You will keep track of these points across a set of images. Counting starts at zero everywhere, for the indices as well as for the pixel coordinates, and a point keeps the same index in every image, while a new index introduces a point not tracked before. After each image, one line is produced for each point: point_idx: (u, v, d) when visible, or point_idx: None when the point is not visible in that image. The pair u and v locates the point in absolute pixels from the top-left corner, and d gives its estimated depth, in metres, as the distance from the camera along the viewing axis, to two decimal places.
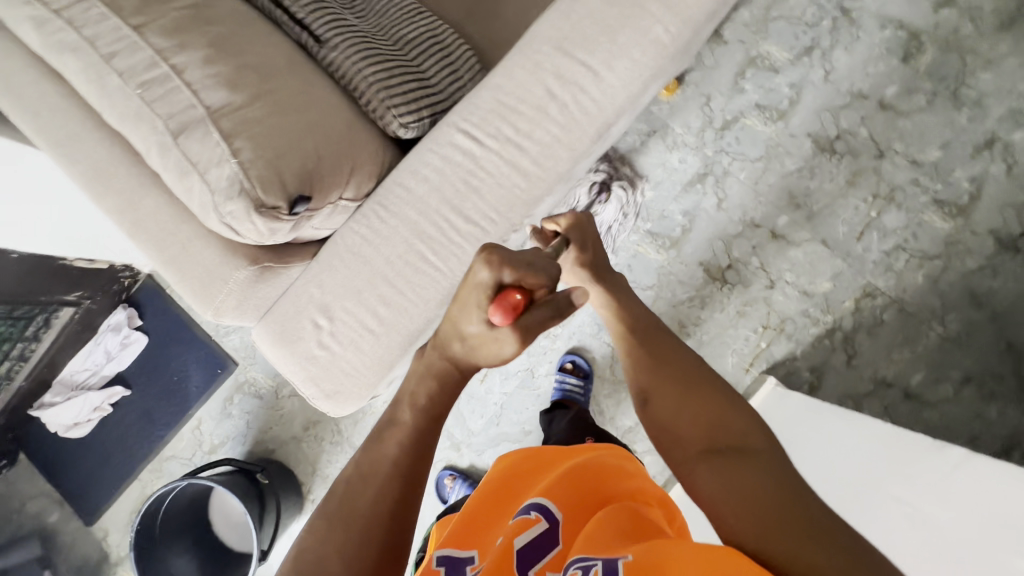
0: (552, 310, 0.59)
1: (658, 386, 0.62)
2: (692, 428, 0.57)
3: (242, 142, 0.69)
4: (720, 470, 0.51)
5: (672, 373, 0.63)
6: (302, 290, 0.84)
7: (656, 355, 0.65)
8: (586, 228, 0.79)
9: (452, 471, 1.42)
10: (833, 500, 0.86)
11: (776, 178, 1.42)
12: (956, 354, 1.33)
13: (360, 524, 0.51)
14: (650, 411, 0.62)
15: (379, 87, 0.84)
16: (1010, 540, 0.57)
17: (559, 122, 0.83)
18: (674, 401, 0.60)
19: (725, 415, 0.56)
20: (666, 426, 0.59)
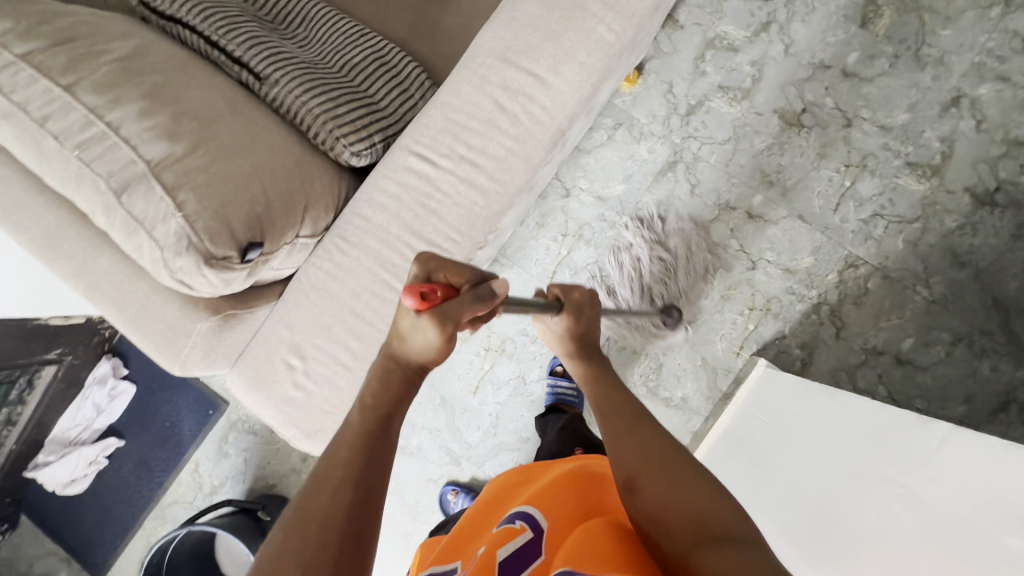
0: (472, 297, 0.53)
1: (646, 473, 0.57)
2: (682, 514, 0.53)
3: (186, 195, 0.67)
4: (720, 563, 0.47)
5: (658, 455, 0.59)
6: (271, 332, 0.83)
7: (641, 436, 0.62)
8: (582, 306, 0.75)
9: (455, 486, 1.41)
10: (825, 487, 0.84)
11: (747, 158, 1.41)
12: (944, 315, 1.32)
13: (315, 530, 0.46)
14: (637, 500, 0.56)
15: (325, 117, 0.82)
16: (996, 514, 0.56)
17: (512, 134, 0.81)
18: (663, 488, 0.56)
19: (716, 505, 0.53)
20: (656, 514, 0.54)
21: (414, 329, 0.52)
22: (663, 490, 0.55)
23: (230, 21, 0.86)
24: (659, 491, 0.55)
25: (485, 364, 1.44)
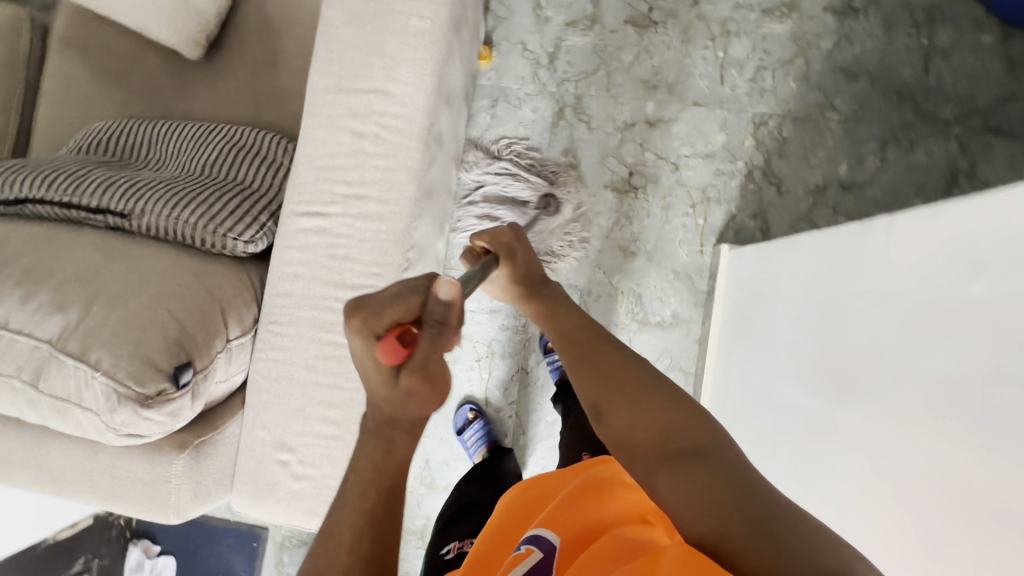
0: (437, 327, 0.53)
1: (610, 400, 0.62)
2: (648, 434, 0.57)
3: (98, 353, 0.66)
4: (682, 477, 0.51)
5: (618, 382, 0.63)
6: (250, 441, 0.81)
7: (602, 367, 0.66)
8: (513, 243, 0.80)
9: (474, 405, 1.40)
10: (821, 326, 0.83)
11: (623, 74, 1.42)
12: (862, 127, 1.35)
13: None
14: (606, 425, 0.61)
15: (203, 220, 0.81)
16: (953, 272, 0.58)
17: (381, 152, 0.81)
18: (627, 411, 0.60)
19: (678, 420, 0.57)
20: (622, 436, 0.59)
21: (415, 387, 0.51)
22: (628, 414, 0.60)
23: (72, 178, 0.84)
24: (626, 418, 0.59)
25: (483, 374, 1.42)
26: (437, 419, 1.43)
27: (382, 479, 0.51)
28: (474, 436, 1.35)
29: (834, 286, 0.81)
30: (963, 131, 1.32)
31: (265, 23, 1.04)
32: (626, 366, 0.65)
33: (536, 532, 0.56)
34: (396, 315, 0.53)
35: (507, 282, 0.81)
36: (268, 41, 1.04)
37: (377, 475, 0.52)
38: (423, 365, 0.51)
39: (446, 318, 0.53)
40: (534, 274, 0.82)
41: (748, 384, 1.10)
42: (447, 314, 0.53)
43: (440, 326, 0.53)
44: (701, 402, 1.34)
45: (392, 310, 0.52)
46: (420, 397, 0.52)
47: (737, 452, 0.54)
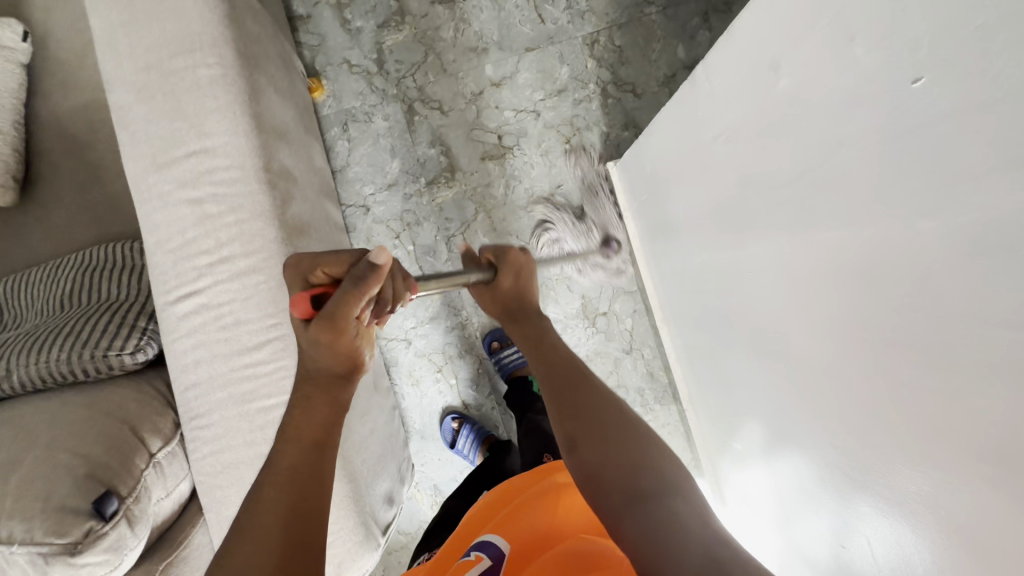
0: (349, 283, 0.58)
1: (584, 433, 0.65)
2: (618, 466, 0.60)
3: (6, 525, 0.60)
4: (635, 513, 0.54)
5: (589, 414, 0.67)
6: (223, 542, 0.76)
7: (574, 398, 0.70)
8: (523, 265, 0.86)
9: (456, 413, 1.38)
10: (717, 229, 0.86)
11: (452, 50, 1.43)
12: (681, 10, 1.43)
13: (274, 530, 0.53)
14: (574, 455, 0.64)
15: (76, 351, 0.76)
16: (764, 76, 0.60)
17: (227, 209, 0.78)
18: (598, 445, 0.63)
19: (648, 459, 0.60)
20: (586, 467, 0.62)
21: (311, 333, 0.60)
22: (594, 443, 0.63)
23: None
24: (598, 449, 0.62)
25: (450, 380, 1.40)
26: (427, 443, 1.40)
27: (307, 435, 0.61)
28: (465, 439, 1.33)
29: (693, 145, 0.84)
30: None
31: (71, 141, 1.00)
32: (600, 400, 0.69)
33: (487, 540, 0.66)
34: (330, 268, 0.62)
35: (499, 291, 0.86)
36: (82, 157, 1.00)
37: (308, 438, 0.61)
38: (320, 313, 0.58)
39: (360, 278, 0.58)
40: (523, 301, 0.86)
41: (677, 267, 1.13)
42: (365, 275, 0.58)
43: (355, 283, 0.57)
44: (655, 310, 1.36)
45: (320, 262, 0.62)
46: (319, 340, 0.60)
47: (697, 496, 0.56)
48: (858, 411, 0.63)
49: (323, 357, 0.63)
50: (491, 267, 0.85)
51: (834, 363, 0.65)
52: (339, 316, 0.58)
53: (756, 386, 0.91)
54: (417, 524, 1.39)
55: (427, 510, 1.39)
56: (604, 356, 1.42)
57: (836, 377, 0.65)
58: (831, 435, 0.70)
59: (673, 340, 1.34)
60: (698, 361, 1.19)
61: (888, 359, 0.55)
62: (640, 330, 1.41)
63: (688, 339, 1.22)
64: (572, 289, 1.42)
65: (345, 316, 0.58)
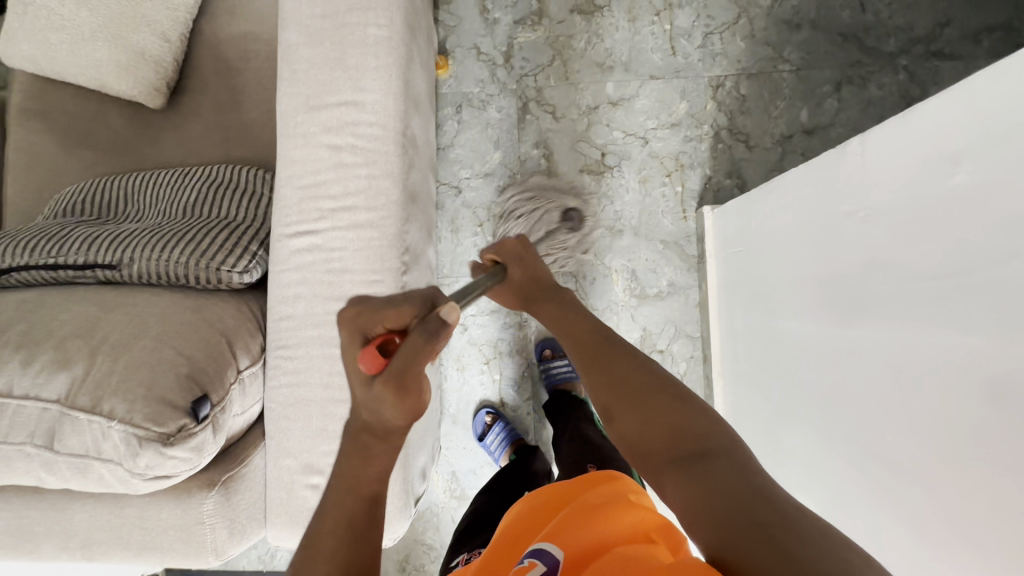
0: (420, 335, 0.52)
1: (618, 401, 0.63)
2: (658, 433, 0.59)
3: (109, 401, 0.64)
4: (692, 482, 0.52)
5: (622, 381, 0.65)
6: (277, 469, 0.79)
7: (603, 366, 0.68)
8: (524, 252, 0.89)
9: (491, 408, 1.39)
10: (821, 300, 0.85)
11: (578, 60, 1.45)
12: (813, 74, 1.42)
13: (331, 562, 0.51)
14: (616, 424, 0.63)
15: (195, 258, 0.81)
16: (938, 165, 0.59)
17: (361, 161, 0.82)
18: (636, 410, 0.61)
19: (683, 417, 0.59)
20: (633, 440, 0.61)
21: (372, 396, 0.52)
22: (635, 412, 0.62)
23: (55, 241, 0.84)
24: (633, 419, 0.61)
25: (494, 375, 1.42)
26: (457, 428, 1.42)
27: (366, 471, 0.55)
28: (495, 435, 1.35)
29: (821, 213, 0.83)
30: (909, 60, 1.39)
31: (224, 64, 1.06)
32: (630, 363, 0.67)
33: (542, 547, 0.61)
34: (389, 322, 0.57)
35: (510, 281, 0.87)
36: (230, 81, 1.06)
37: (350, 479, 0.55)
38: (385, 368, 0.51)
39: (432, 334, 0.52)
40: (539, 279, 0.87)
41: (754, 326, 1.12)
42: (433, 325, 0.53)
43: (424, 335, 0.52)
44: (713, 361, 1.35)
45: (384, 314, 0.58)
46: (382, 401, 0.52)
47: (739, 452, 0.55)
48: (942, 520, 0.61)
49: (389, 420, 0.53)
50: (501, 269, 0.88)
51: (928, 467, 0.63)
52: (402, 377, 0.50)
53: (814, 467, 0.89)
54: (426, 504, 1.41)
55: (440, 494, 1.41)
56: None
57: (926, 484, 0.63)
58: (895, 534, 0.69)
59: (723, 395, 1.32)
60: (748, 424, 1.18)
61: (1001, 483, 0.53)
62: (692, 376, 1.40)
63: (742, 399, 1.21)
64: (635, 319, 1.41)
65: (415, 372, 0.51)
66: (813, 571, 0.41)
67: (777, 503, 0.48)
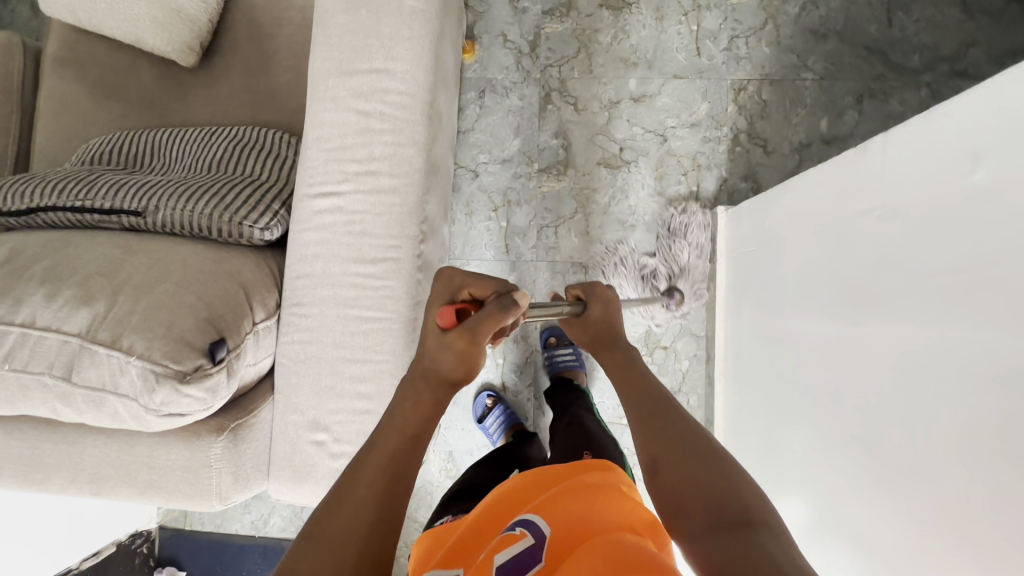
0: (497, 306, 0.62)
1: (670, 458, 0.63)
2: (706, 498, 0.59)
3: (129, 337, 0.66)
4: (733, 548, 0.52)
5: (679, 441, 0.65)
6: (284, 423, 0.81)
7: (661, 422, 0.68)
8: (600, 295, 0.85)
9: (493, 391, 1.40)
10: (830, 297, 0.86)
11: (603, 55, 1.46)
12: (836, 85, 1.42)
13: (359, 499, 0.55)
14: (663, 480, 0.62)
15: (219, 211, 0.83)
16: (959, 164, 0.60)
17: (388, 128, 0.83)
18: (687, 471, 0.61)
19: (735, 491, 0.59)
20: (675, 498, 0.60)
21: (442, 343, 0.62)
22: (684, 471, 0.62)
23: (83, 185, 0.86)
24: (682, 478, 0.61)
25: (498, 359, 1.43)
26: (457, 409, 1.43)
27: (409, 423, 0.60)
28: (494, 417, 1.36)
29: (837, 212, 0.84)
30: (932, 78, 1.40)
31: (257, 28, 1.07)
32: (689, 428, 0.67)
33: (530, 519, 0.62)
34: (474, 292, 0.67)
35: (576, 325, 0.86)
36: (261, 45, 1.07)
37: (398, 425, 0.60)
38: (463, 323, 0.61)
39: (508, 309, 0.62)
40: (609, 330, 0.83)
41: (760, 326, 1.13)
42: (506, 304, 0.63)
43: (499, 308, 0.62)
44: (716, 360, 1.36)
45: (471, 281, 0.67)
46: (451, 350, 0.62)
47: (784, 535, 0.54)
48: (938, 512, 0.62)
49: (443, 367, 0.63)
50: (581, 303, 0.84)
51: (928, 461, 0.64)
52: (475, 333, 0.61)
53: (812, 464, 0.90)
54: (421, 481, 1.42)
55: (436, 473, 1.42)
56: None
57: (925, 478, 0.64)
58: (892, 527, 0.70)
59: (724, 394, 1.33)
60: (747, 424, 1.19)
61: (1002, 475, 0.54)
62: (694, 375, 1.41)
63: (743, 399, 1.22)
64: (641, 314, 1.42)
65: (482, 333, 0.61)
66: None
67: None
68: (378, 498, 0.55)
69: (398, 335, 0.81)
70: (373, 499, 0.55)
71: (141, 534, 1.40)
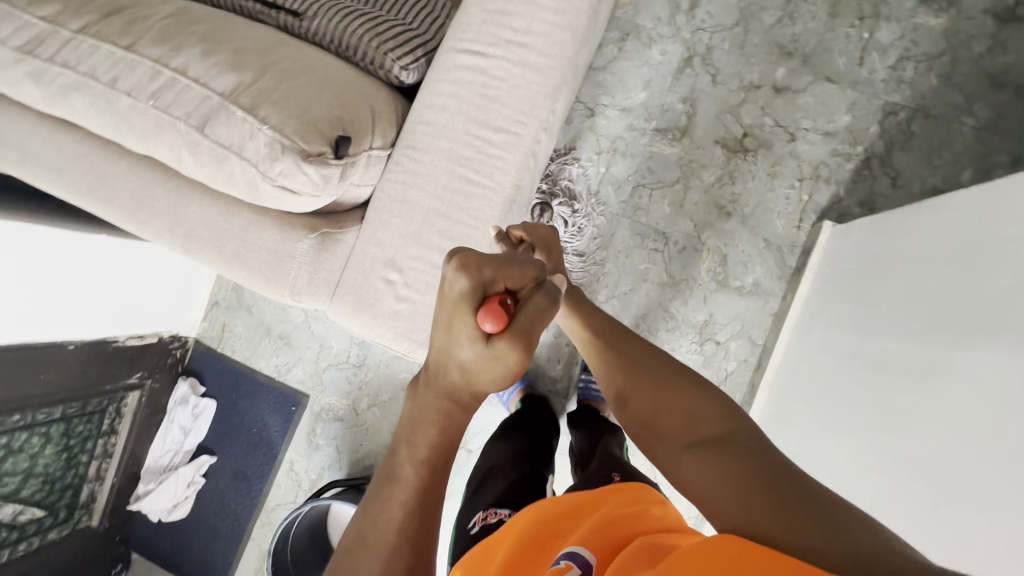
0: (546, 301, 0.58)
1: (633, 387, 0.67)
2: (675, 419, 0.61)
3: (266, 109, 0.69)
4: (709, 456, 0.55)
5: (640, 371, 0.68)
6: (363, 253, 0.82)
7: (623, 359, 0.72)
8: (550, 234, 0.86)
9: None
10: (935, 321, 0.81)
11: (760, 35, 1.40)
12: (995, 139, 1.31)
13: (389, 548, 0.53)
14: (632, 409, 0.67)
15: (370, 37, 0.85)
16: None
17: (553, 7, 0.80)
18: (650, 395, 0.65)
19: (699, 400, 0.61)
20: (647, 420, 0.64)
21: (496, 353, 0.53)
22: (649, 399, 0.65)
23: None
24: (646, 402, 0.65)
25: None
26: None
27: (432, 455, 0.55)
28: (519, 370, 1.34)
29: (981, 236, 0.78)
30: None
31: None
32: (647, 354, 0.71)
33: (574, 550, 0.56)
34: (509, 282, 0.57)
35: None
36: None
37: (428, 453, 0.55)
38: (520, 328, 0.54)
39: (551, 301, 0.58)
40: None
41: (834, 343, 1.08)
42: (544, 300, 0.58)
43: (549, 303, 0.58)
44: (767, 371, 1.31)
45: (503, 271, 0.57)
46: (498, 359, 0.54)
47: (753, 433, 0.56)
48: (991, 541, 0.58)
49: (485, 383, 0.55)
50: None
51: (995, 487, 0.60)
52: (532, 332, 0.55)
53: (848, 483, 0.87)
54: None
55: None
56: None
57: (990, 506, 0.60)
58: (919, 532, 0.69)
59: (763, 405, 1.29)
60: (782, 435, 1.15)
61: None
62: (737, 379, 1.37)
63: (785, 411, 1.17)
64: (705, 302, 1.38)
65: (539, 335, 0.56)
66: (841, 533, 0.43)
67: (801, 480, 0.49)
68: (409, 542, 0.53)
69: (497, 207, 0.81)
70: (402, 540, 0.53)
71: (180, 338, 1.50)
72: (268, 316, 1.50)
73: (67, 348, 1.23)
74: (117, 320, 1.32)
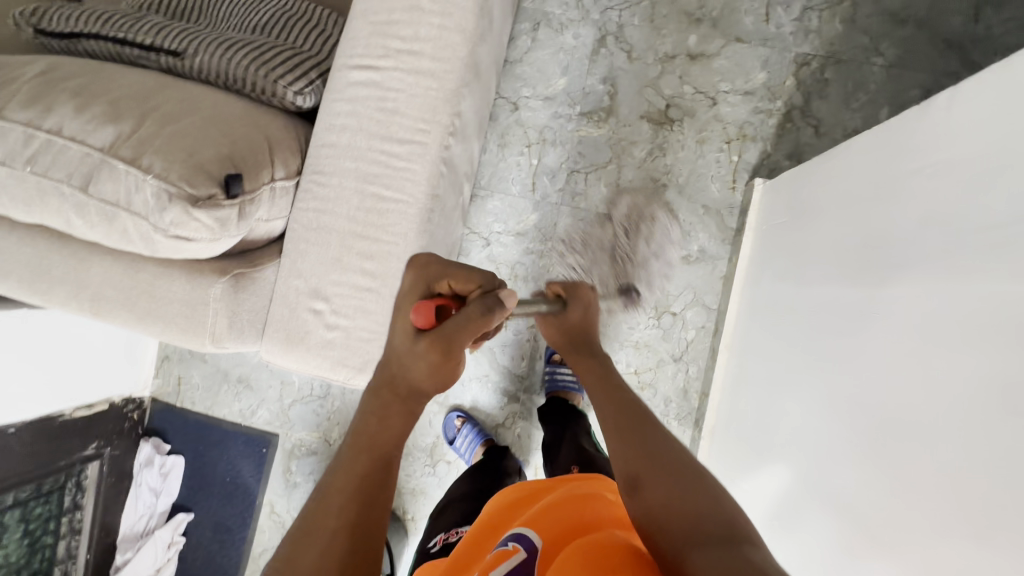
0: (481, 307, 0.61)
1: (645, 471, 0.61)
2: (685, 515, 0.55)
3: (149, 157, 0.66)
4: (721, 564, 0.48)
5: (659, 457, 0.62)
6: (285, 287, 0.81)
7: (639, 440, 0.65)
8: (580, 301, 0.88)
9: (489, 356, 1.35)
10: (859, 264, 0.83)
11: (667, 6, 1.41)
12: (905, 75, 1.35)
13: (329, 527, 0.54)
14: (637, 496, 0.59)
15: (256, 65, 0.82)
16: None
17: (437, 10, 0.79)
18: (663, 482, 0.59)
19: (717, 506, 0.55)
20: (653, 511, 0.57)
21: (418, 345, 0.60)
22: (661, 487, 0.58)
23: (128, 19, 0.86)
24: (656, 490, 0.58)
25: None
26: None
27: (375, 444, 0.60)
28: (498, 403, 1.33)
29: (889, 175, 0.79)
30: None
31: None
32: (667, 443, 0.64)
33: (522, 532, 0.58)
34: (454, 284, 0.65)
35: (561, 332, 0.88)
36: None
37: (369, 440, 0.60)
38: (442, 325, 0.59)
39: (490, 307, 0.61)
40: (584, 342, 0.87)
41: (777, 297, 1.10)
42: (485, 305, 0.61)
43: (482, 309, 0.60)
44: (724, 334, 1.34)
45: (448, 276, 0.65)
46: (426, 352, 0.60)
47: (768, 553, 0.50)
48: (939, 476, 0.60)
49: (418, 374, 0.61)
50: (560, 302, 0.89)
51: (940, 424, 0.61)
52: (456, 333, 0.60)
53: (805, 434, 0.88)
54: None
55: None
56: (652, 351, 1.40)
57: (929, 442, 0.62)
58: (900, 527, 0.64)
59: (724, 367, 1.32)
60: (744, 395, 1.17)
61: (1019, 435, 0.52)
62: (698, 346, 1.39)
63: (745, 371, 1.19)
64: None
65: (465, 334, 0.60)
66: None
67: None
68: (349, 526, 0.55)
69: (413, 220, 0.80)
70: (342, 522, 0.54)
71: (133, 400, 1.46)
72: (223, 361, 1.46)
73: (8, 431, 1.17)
74: (57, 394, 1.26)
